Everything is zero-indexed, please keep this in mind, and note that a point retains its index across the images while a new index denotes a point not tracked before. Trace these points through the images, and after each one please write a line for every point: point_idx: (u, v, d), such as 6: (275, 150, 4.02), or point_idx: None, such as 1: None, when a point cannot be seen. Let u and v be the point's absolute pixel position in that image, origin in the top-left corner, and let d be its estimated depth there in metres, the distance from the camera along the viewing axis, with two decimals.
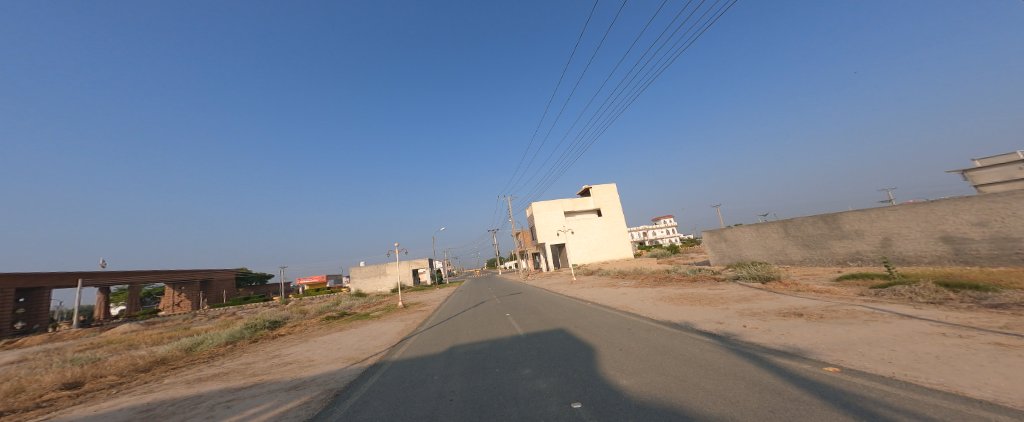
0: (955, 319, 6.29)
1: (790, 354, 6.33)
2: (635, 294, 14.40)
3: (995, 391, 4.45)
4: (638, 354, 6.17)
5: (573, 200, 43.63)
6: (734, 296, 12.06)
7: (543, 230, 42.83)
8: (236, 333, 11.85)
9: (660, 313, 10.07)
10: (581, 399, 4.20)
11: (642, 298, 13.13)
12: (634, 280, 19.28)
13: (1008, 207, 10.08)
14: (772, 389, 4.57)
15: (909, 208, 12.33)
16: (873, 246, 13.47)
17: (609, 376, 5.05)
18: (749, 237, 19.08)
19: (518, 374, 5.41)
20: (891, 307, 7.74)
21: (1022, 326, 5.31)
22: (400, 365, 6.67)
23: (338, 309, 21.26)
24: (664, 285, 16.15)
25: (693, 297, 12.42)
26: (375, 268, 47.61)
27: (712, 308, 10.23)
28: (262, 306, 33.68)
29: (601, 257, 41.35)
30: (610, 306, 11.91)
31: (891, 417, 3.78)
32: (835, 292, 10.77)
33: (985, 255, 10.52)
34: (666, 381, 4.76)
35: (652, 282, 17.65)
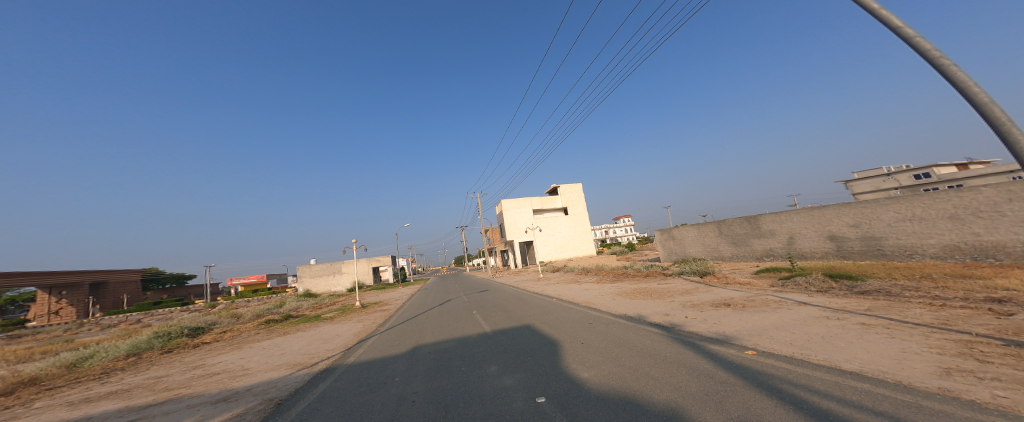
0: (835, 305, 7.48)
1: (721, 341, 7.13)
2: (596, 289, 15.13)
3: (861, 363, 5.41)
4: (597, 347, 6.56)
5: (541, 197, 44.35)
6: (677, 289, 13.14)
7: (509, 227, 43.15)
8: (142, 344, 10.57)
9: (617, 307, 10.71)
10: (545, 393, 4.40)
11: (601, 293, 13.82)
12: (596, 276, 20.19)
13: (873, 211, 12.08)
14: (708, 374, 5.13)
15: (809, 211, 14.26)
16: (782, 244, 15.44)
17: (572, 369, 5.34)
18: (691, 235, 20.80)
19: (484, 372, 5.50)
20: (792, 295, 8.98)
21: (879, 308, 6.48)
22: (357, 369, 6.44)
23: (282, 312, 19.69)
24: (622, 280, 17.17)
25: (646, 291, 13.34)
26: (327, 266, 44.69)
27: (660, 301, 11.10)
28: (179, 311, 29.98)
29: (566, 254, 42.62)
30: (573, 302, 12.41)
31: (792, 391, 4.45)
32: (754, 284, 12.20)
33: (859, 251, 12.51)
34: (622, 372, 5.14)
35: (610, 278, 18.65)
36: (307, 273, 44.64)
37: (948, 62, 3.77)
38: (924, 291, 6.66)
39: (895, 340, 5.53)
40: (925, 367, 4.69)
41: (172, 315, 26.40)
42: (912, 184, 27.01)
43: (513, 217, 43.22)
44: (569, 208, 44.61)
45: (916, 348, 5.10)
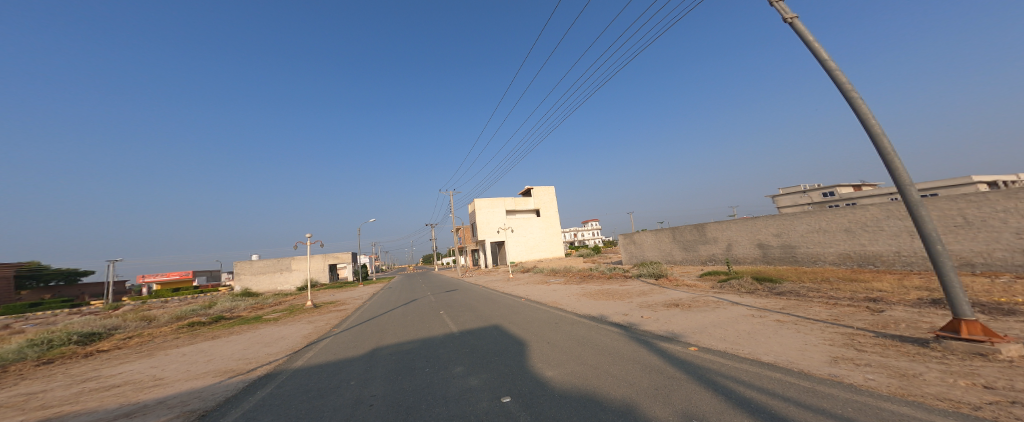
0: (757, 305, 8.47)
1: (671, 338, 7.80)
2: (564, 290, 15.72)
3: (775, 355, 6.23)
4: (562, 346, 6.94)
5: (515, 198, 44.74)
6: (635, 291, 13.97)
7: (482, 228, 43.09)
8: (8, 355, 9.39)
9: (582, 308, 11.25)
10: (510, 393, 4.64)
11: (568, 294, 14.36)
12: (564, 278, 20.81)
13: (792, 223, 13.68)
14: (659, 370, 5.66)
15: (745, 222, 15.70)
16: (722, 250, 16.94)
17: (537, 369, 5.66)
18: (649, 240, 22.05)
19: (449, 373, 5.62)
20: (727, 296, 10.00)
21: (790, 306, 7.46)
22: (308, 373, 6.33)
23: (209, 314, 18.21)
24: (588, 282, 17.94)
25: (608, 292, 14.08)
26: (274, 263, 41.99)
27: (620, 302, 11.78)
28: (64, 314, 26.37)
29: (537, 255, 43.35)
30: (541, 302, 12.84)
31: (724, 382, 5.09)
32: (699, 285, 13.34)
33: (780, 258, 14.10)
34: (584, 370, 5.53)
35: (577, 279, 19.41)
36: (249, 270, 41.28)
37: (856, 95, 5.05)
38: (824, 291, 7.76)
39: (800, 334, 6.42)
40: (818, 357, 5.52)
41: (59, 319, 23.25)
42: (823, 199, 30.80)
43: (487, 217, 43.20)
44: (541, 210, 45.29)
45: (814, 341, 5.98)
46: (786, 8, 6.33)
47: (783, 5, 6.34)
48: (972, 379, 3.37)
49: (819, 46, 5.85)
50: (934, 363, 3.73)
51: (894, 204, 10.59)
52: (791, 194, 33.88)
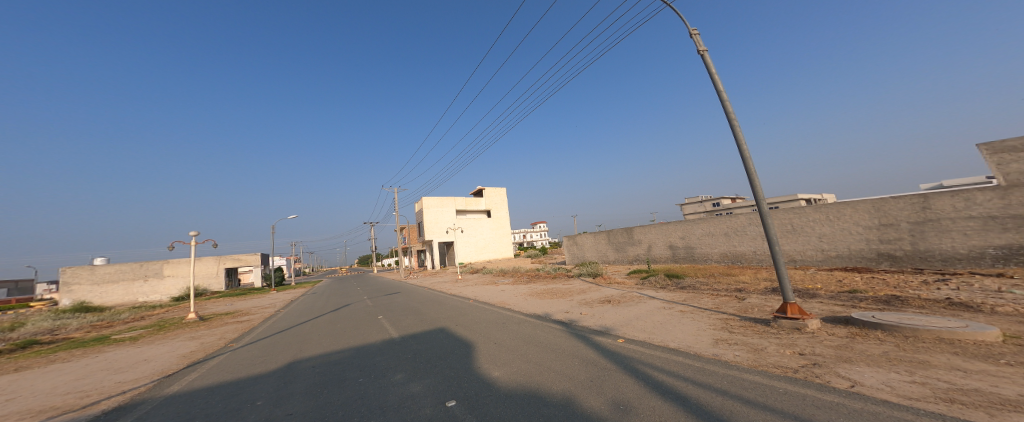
0: (666, 298, 9.74)
1: (604, 332, 8.14)
2: (512, 290, 16.07)
3: (678, 340, 7.19)
4: (510, 346, 6.36)
5: (465, 198, 44.24)
6: (576, 289, 14.85)
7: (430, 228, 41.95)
8: None
9: (529, 307, 11.55)
10: (455, 395, 4.13)
11: (516, 294, 14.73)
12: (512, 278, 21.25)
13: (690, 229, 15.91)
14: (592, 362, 5.64)
15: (661, 226, 17.58)
16: (644, 250, 18.85)
17: (483, 369, 5.11)
18: (589, 242, 23.50)
19: (388, 380, 4.91)
20: (646, 291, 11.29)
21: (688, 298, 8.81)
22: (187, 397, 4.90)
23: (22, 333, 13.63)
24: (535, 281, 18.59)
25: (553, 291, 14.77)
26: (136, 268, 32.11)
27: (564, 300, 12.35)
28: None
29: (486, 256, 43.50)
30: (489, 303, 12.90)
31: (642, 368, 5.42)
32: (627, 283, 14.69)
33: (687, 258, 16.10)
34: (529, 368, 5.17)
35: (526, 279, 19.91)
36: (88, 277, 31.04)
37: (736, 121, 6.23)
38: (711, 284, 9.37)
39: (694, 321, 7.55)
40: (702, 339, 6.61)
41: None
42: (714, 209, 36.17)
43: (436, 217, 42.23)
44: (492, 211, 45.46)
45: (704, 326, 7.07)
46: (700, 42, 7.52)
47: (697, 39, 7.50)
48: (794, 348, 4.16)
49: (719, 78, 7.04)
50: (772, 338, 4.57)
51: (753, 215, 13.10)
52: (693, 204, 39.10)
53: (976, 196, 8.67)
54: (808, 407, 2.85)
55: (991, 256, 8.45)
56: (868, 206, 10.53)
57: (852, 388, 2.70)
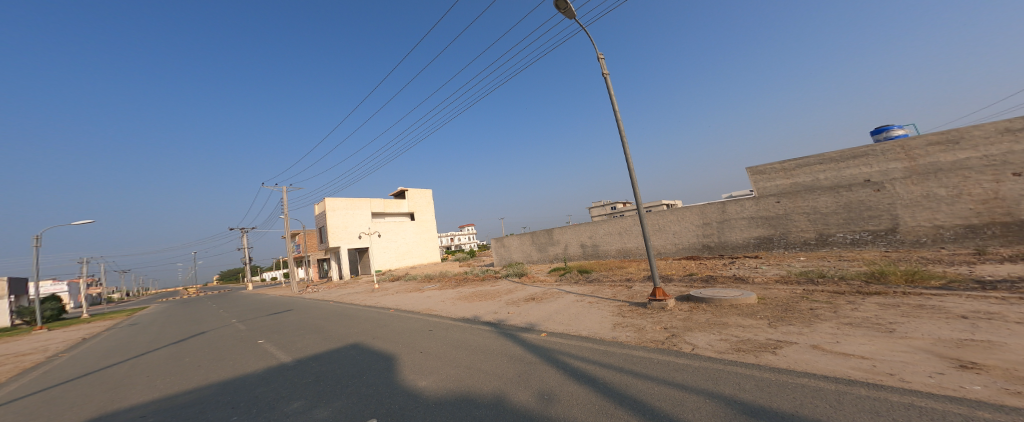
0: (579, 292, 10.60)
1: (527, 328, 8.15)
2: (438, 296, 15.71)
3: (582, 325, 7.85)
4: (436, 352, 6.18)
5: (385, 200, 41.61)
6: (504, 290, 15.25)
7: (340, 233, 37.59)
8: None
9: (455, 311, 11.41)
10: (377, 413, 3.96)
11: (443, 299, 14.42)
12: (438, 284, 20.65)
13: (602, 230, 17.74)
14: (517, 356, 5.57)
15: (577, 227, 19.00)
16: (563, 249, 20.16)
17: (408, 381, 4.91)
18: (514, 244, 24.01)
19: (285, 410, 4.44)
20: (564, 286, 12.17)
21: (596, 290, 9.82)
22: None
23: None
24: (462, 285, 18.44)
25: (481, 294, 14.86)
26: None
27: (492, 301, 12.50)
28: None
29: (408, 262, 41.58)
30: (413, 311, 12.45)
31: (558, 356, 5.64)
32: (549, 280, 15.59)
33: (595, 255, 18.14)
34: (457, 371, 5.07)
35: (453, 284, 19.65)
36: None
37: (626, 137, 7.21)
38: (611, 277, 10.70)
39: (597, 308, 8.43)
40: (603, 324, 7.36)
41: None
42: (615, 211, 40.46)
43: (348, 220, 38.25)
44: (416, 214, 43.77)
45: (605, 312, 7.94)
46: (605, 66, 8.55)
47: (603, 64, 8.51)
48: (662, 324, 5.08)
49: (616, 99, 8.10)
50: (648, 318, 5.47)
51: (649, 217, 15.11)
52: (601, 207, 43.20)
53: (744, 203, 12.94)
54: (670, 371, 3.58)
55: (753, 244, 12.66)
56: (697, 211, 13.91)
57: (692, 351, 3.47)
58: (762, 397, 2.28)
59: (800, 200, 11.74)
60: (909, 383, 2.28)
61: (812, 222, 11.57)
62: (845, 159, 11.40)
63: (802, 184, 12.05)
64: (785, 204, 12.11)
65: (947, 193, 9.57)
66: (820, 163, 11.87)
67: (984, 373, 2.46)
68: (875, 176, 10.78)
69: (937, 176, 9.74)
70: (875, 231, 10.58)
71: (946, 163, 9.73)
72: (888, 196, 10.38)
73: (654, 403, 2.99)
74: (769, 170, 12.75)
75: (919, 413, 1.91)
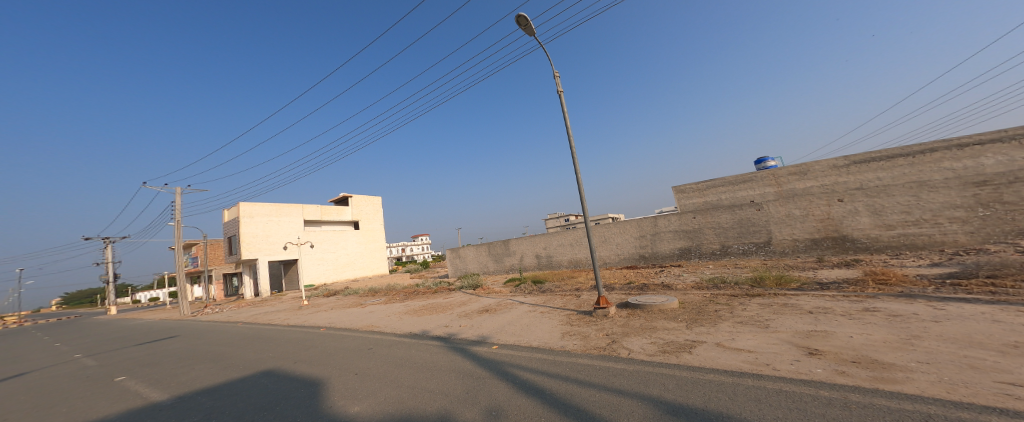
0: (531, 302, 10.76)
1: (479, 341, 8.08)
2: (383, 311, 14.94)
3: (531, 334, 7.95)
4: (377, 373, 5.85)
5: (322, 207, 38.40)
6: (456, 302, 14.96)
7: (260, 244, 32.45)
8: None
9: (403, 326, 10.96)
10: None
11: (391, 314, 13.75)
12: (384, 297, 19.58)
13: (557, 242, 18.27)
14: (466, 373, 5.45)
15: (533, 238, 19.33)
16: (519, 260, 20.33)
17: (341, 406, 4.57)
18: (469, 254, 23.69)
19: None
20: (518, 297, 12.25)
21: (548, 301, 10.07)
22: None
23: None
24: (412, 298, 17.75)
25: (432, 307, 14.43)
26: None
27: (443, 314, 12.20)
28: None
29: (349, 274, 38.99)
30: (359, 326, 11.75)
31: (508, 369, 5.63)
32: (504, 291, 15.61)
33: (549, 266, 18.66)
34: (398, 393, 4.83)
35: (402, 297, 18.81)
36: None
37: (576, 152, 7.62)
38: (562, 287, 11.03)
39: (547, 318, 8.63)
40: (552, 334, 7.52)
41: None
42: (568, 223, 41.82)
43: (272, 229, 33.57)
44: (361, 222, 41.70)
45: (555, 321, 8.14)
46: (560, 83, 9.02)
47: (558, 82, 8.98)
48: (604, 331, 5.35)
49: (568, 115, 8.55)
50: (592, 326, 5.72)
51: (598, 230, 15.83)
52: (556, 219, 44.42)
53: (669, 219, 14.20)
54: (609, 376, 3.79)
55: (676, 253, 13.95)
56: (635, 223, 14.90)
57: (628, 356, 3.72)
58: (679, 395, 2.53)
59: (709, 216, 13.32)
60: (779, 371, 2.81)
61: (718, 236, 13.18)
62: (739, 182, 13.80)
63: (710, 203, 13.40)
64: (698, 220, 13.62)
65: (800, 213, 11.79)
66: (721, 185, 14.18)
67: (824, 357, 3.14)
68: (760, 197, 13.37)
69: (794, 200, 11.94)
70: (757, 243, 12.51)
71: (800, 188, 12.37)
72: (765, 215, 12.32)
73: (596, 412, 3.11)
74: (688, 189, 14.57)
75: (786, 397, 2.35)
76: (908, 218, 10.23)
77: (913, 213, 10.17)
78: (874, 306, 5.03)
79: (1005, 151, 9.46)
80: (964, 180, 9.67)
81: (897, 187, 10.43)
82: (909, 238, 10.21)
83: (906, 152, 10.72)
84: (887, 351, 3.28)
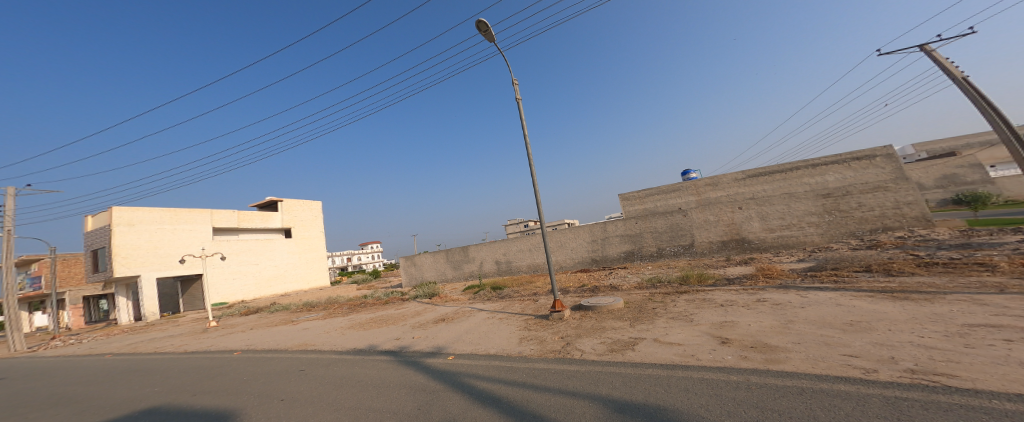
0: (490, 308, 10.70)
1: (435, 352, 7.84)
2: (327, 323, 13.86)
3: (485, 342, 7.89)
4: (309, 396, 5.38)
5: (239, 212, 31.02)
6: (411, 312, 14.42)
7: (144, 257, 23.84)
8: None
9: (352, 339, 10.33)
10: None
11: (339, 326, 12.87)
12: (323, 312, 17.69)
13: (518, 247, 18.39)
14: (420, 388, 5.23)
15: (494, 244, 19.25)
16: (479, 266, 20.08)
17: None
18: (426, 261, 22.91)
19: None
20: (478, 304, 12.09)
21: (507, 306, 10.09)
22: None
23: None
24: (363, 310, 16.76)
25: (381, 319, 13.70)
26: None
27: (395, 326, 11.66)
28: None
29: (280, 289, 31.85)
30: (302, 340, 10.84)
31: (465, 380, 5.51)
32: (463, 299, 15.36)
33: (508, 271, 18.73)
34: (338, 416, 4.51)
35: (350, 308, 17.66)
36: None
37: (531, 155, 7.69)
38: (521, 292, 11.11)
39: (504, 324, 8.62)
40: (511, 340, 7.53)
41: None
42: (528, 228, 42.23)
43: (163, 238, 24.99)
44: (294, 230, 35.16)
45: (513, 327, 8.15)
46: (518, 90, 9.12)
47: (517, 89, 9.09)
48: (559, 334, 5.47)
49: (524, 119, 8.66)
50: (550, 329, 5.80)
51: (556, 235, 16.16)
52: (516, 224, 44.63)
53: (617, 225, 14.94)
54: (563, 379, 3.88)
55: (623, 256, 14.72)
56: (588, 229, 15.48)
57: (580, 357, 3.83)
58: (621, 392, 2.67)
59: (648, 221, 14.29)
60: (701, 360, 3.09)
61: (657, 239, 14.16)
62: (670, 191, 14.47)
63: (650, 210, 14.54)
64: (634, 226, 14.61)
65: (713, 219, 13.28)
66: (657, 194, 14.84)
67: (731, 344, 3.51)
68: (684, 205, 13.96)
69: (707, 208, 13.43)
70: (683, 245, 13.71)
71: (713, 198, 13.44)
72: (685, 220, 13.67)
73: (551, 417, 3.15)
74: (631, 197, 15.40)
75: (707, 385, 2.60)
76: (783, 223, 12.27)
77: (785, 218, 12.25)
78: (762, 296, 5.71)
79: (840, 170, 11.74)
80: (817, 192, 11.91)
81: (775, 197, 12.43)
82: (783, 239, 12.27)
83: (780, 169, 12.58)
84: (773, 335, 3.77)
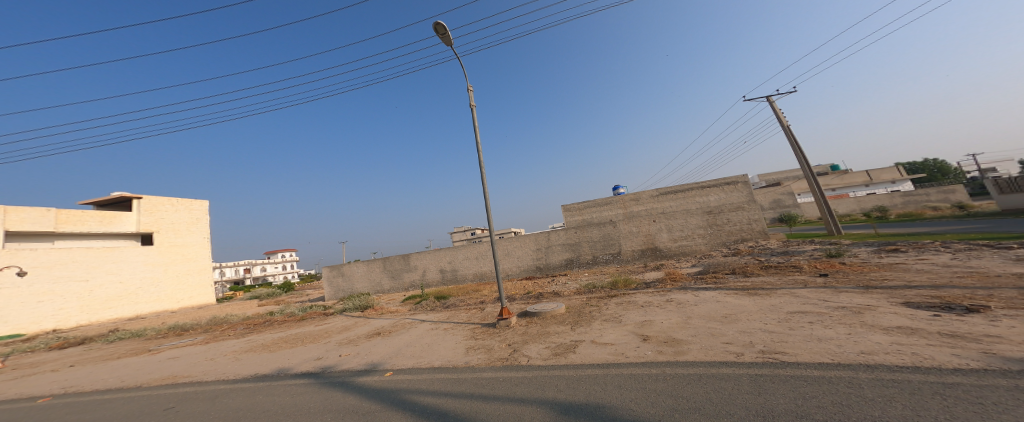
0: (434, 319, 10.26)
1: (369, 370, 7.25)
2: (234, 341, 12.01)
3: (425, 355, 7.51)
4: None
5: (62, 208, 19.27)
6: (337, 328, 13.20)
7: None
8: None
9: (264, 358, 9.08)
10: None
11: (250, 343, 11.24)
12: (229, 328, 14.79)
13: (463, 256, 18.07)
14: (352, 411, 4.74)
15: (439, 252, 18.67)
16: (421, 275, 19.23)
17: None
18: (360, 271, 21.28)
19: None
20: (419, 314, 11.53)
21: (452, 316, 9.79)
22: None
23: None
24: (281, 326, 14.92)
25: (297, 337, 12.15)
26: None
27: (315, 344, 10.47)
28: None
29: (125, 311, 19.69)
30: (197, 360, 9.19)
31: (407, 397, 5.14)
32: (401, 311, 14.54)
33: (454, 280, 18.27)
34: None
35: (262, 323, 15.56)
36: None
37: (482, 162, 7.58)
38: (468, 301, 10.86)
39: (448, 334, 8.34)
40: (456, 351, 7.29)
41: None
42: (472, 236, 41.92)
43: None
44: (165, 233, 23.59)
45: (458, 337, 7.91)
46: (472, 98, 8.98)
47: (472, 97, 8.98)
48: (507, 341, 5.42)
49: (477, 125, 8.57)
50: (496, 338, 5.72)
51: (503, 243, 16.19)
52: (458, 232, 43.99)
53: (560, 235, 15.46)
54: (511, 386, 3.84)
55: (564, 264, 15.27)
56: (533, 238, 15.81)
57: (526, 362, 3.83)
58: (563, 395, 2.70)
59: (585, 231, 15.05)
60: (628, 357, 3.29)
61: (593, 247, 14.93)
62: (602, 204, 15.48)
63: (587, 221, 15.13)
64: (569, 236, 15.31)
65: (635, 230, 14.44)
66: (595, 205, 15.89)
67: (650, 340, 3.79)
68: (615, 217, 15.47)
69: (626, 221, 14.61)
70: (613, 253, 14.67)
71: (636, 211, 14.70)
72: (610, 231, 14.67)
73: None
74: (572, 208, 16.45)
75: (633, 379, 2.76)
76: (682, 234, 13.96)
77: (683, 231, 13.96)
78: (670, 297, 6.32)
79: (719, 191, 13.89)
80: (703, 209, 13.87)
81: (677, 212, 14.13)
82: (681, 248, 13.96)
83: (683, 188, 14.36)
84: (679, 330, 4.16)
